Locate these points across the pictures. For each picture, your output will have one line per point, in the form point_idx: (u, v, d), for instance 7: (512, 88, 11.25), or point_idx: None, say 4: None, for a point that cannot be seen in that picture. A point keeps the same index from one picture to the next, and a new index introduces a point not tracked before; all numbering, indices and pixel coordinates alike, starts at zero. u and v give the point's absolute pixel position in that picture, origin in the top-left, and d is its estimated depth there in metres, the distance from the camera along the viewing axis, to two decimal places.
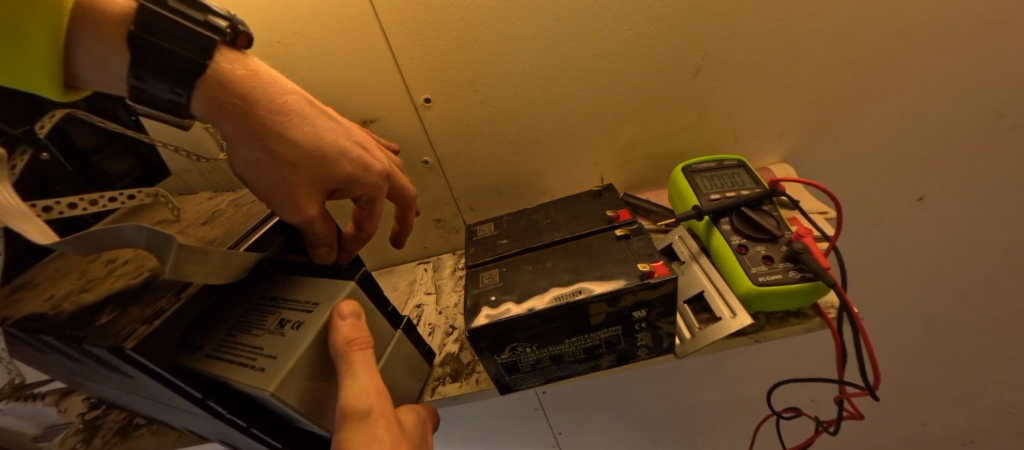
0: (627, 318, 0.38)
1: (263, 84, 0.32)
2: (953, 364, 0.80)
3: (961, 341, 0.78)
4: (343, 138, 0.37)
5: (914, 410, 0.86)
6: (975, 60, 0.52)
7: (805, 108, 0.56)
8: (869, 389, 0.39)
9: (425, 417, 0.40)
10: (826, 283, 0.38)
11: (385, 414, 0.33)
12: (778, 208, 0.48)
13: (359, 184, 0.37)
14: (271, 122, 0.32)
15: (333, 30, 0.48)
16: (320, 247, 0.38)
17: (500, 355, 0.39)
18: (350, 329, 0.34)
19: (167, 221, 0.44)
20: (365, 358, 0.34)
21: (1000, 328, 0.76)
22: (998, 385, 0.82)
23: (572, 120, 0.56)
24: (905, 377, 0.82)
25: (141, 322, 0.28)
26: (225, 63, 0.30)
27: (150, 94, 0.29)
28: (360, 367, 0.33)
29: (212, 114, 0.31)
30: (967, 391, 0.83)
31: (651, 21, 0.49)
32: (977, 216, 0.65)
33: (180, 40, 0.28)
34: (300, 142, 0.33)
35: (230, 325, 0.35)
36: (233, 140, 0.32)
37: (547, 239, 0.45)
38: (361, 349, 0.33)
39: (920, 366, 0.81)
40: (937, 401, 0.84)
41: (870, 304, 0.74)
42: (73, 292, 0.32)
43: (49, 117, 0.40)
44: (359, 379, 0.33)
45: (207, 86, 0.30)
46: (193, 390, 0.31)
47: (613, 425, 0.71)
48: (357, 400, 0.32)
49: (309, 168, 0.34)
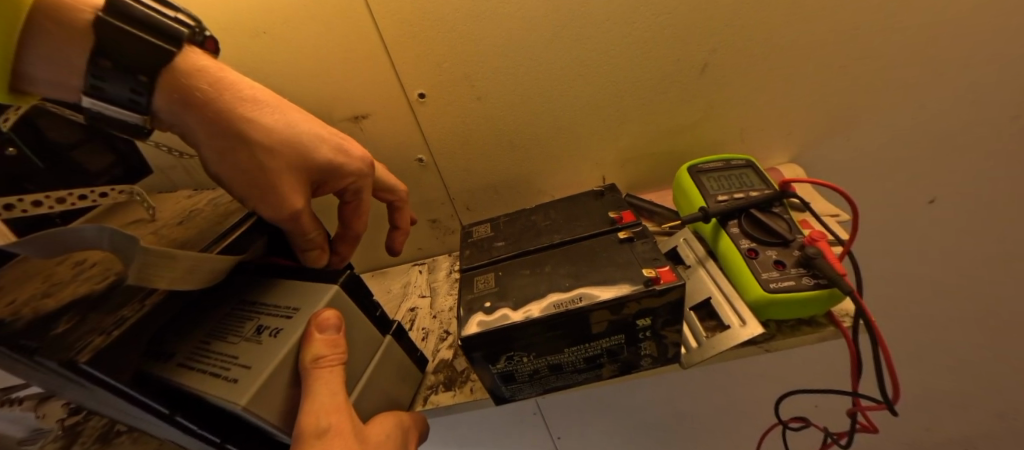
0: (630, 327, 0.36)
1: (231, 76, 0.30)
2: (963, 369, 0.78)
3: (971, 348, 0.76)
4: (320, 128, 0.35)
5: (921, 416, 0.84)
6: (996, 56, 0.49)
7: (816, 106, 0.54)
8: (886, 403, 0.37)
9: (408, 426, 0.38)
10: (842, 291, 0.36)
11: (341, 438, 0.30)
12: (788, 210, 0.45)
13: (344, 173, 0.36)
14: (243, 111, 0.30)
15: (321, 21, 0.46)
16: (312, 249, 0.36)
17: (495, 365, 0.37)
18: (322, 343, 0.31)
19: (142, 221, 0.42)
20: (330, 376, 0.31)
21: (1014, 333, 0.74)
22: (1010, 392, 0.80)
23: (571, 118, 0.54)
24: (913, 383, 0.80)
25: (99, 333, 0.26)
26: (189, 53, 0.29)
27: (113, 93, 0.27)
28: (322, 386, 0.30)
29: (177, 105, 0.28)
30: (976, 398, 0.81)
31: (655, 12, 0.46)
32: (992, 219, 0.63)
33: (144, 29, 0.26)
34: (276, 129, 0.31)
35: (204, 332, 0.33)
36: (202, 134, 0.29)
37: (546, 242, 0.43)
38: (326, 362, 0.31)
39: (929, 371, 0.79)
40: (945, 408, 0.82)
41: (878, 308, 0.72)
42: (33, 297, 0.30)
43: (14, 111, 0.39)
44: (319, 400, 0.30)
45: (169, 78, 0.28)
46: (159, 406, 0.28)
47: (613, 430, 0.69)
48: (312, 421, 0.29)
49: (290, 156, 0.32)
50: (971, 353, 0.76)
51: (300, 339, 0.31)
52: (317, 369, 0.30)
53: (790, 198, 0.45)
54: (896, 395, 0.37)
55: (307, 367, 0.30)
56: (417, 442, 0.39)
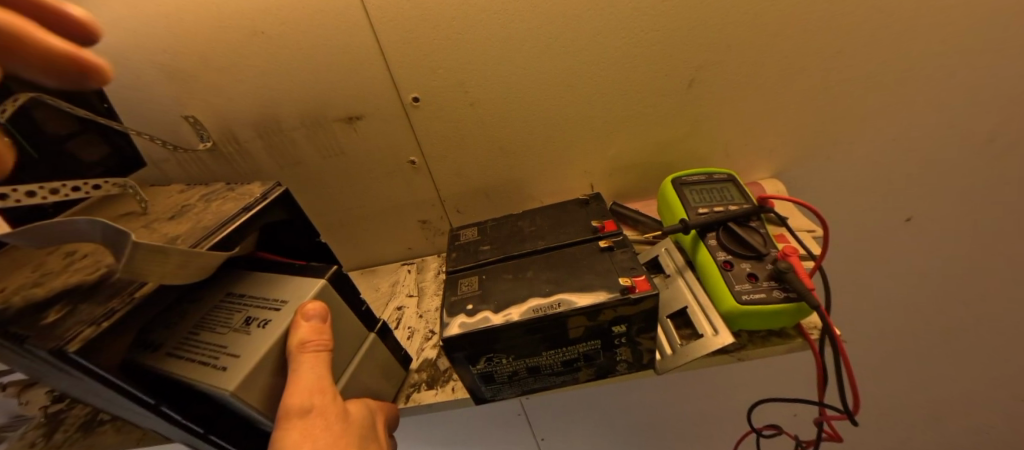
0: (606, 333, 0.37)
1: None
2: (935, 382, 0.80)
3: (943, 363, 0.78)
4: None
5: (894, 427, 0.86)
6: (970, 83, 0.52)
7: (799, 123, 0.55)
8: (848, 413, 0.38)
9: (381, 409, 0.39)
10: (810, 305, 0.37)
11: (321, 420, 0.31)
12: (765, 224, 0.47)
13: None
14: None
15: (318, 24, 0.47)
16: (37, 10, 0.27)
17: (476, 365, 0.38)
18: (309, 330, 0.32)
19: (133, 215, 0.43)
20: (316, 360, 0.32)
21: (984, 350, 0.76)
22: (978, 406, 0.82)
23: (562, 126, 0.56)
24: (887, 395, 0.82)
25: (89, 323, 0.27)
26: None
27: None
28: (309, 368, 0.31)
29: None
30: (948, 411, 0.84)
31: (646, 28, 0.48)
32: (964, 239, 0.65)
33: None
34: None
35: (193, 322, 0.34)
36: None
37: (530, 247, 0.44)
38: (313, 347, 0.32)
39: (902, 384, 0.81)
40: (919, 420, 0.85)
41: (854, 321, 0.74)
42: (24, 285, 0.31)
43: (12, 102, 0.38)
44: (303, 381, 0.31)
45: None
46: (147, 397, 0.30)
47: (594, 433, 0.70)
48: (297, 399, 0.30)
49: None
50: (944, 368, 0.79)
51: (291, 323, 0.32)
52: (303, 354, 0.31)
53: (767, 213, 0.46)
54: (857, 406, 0.39)
55: (295, 349, 0.31)
56: (388, 428, 0.40)
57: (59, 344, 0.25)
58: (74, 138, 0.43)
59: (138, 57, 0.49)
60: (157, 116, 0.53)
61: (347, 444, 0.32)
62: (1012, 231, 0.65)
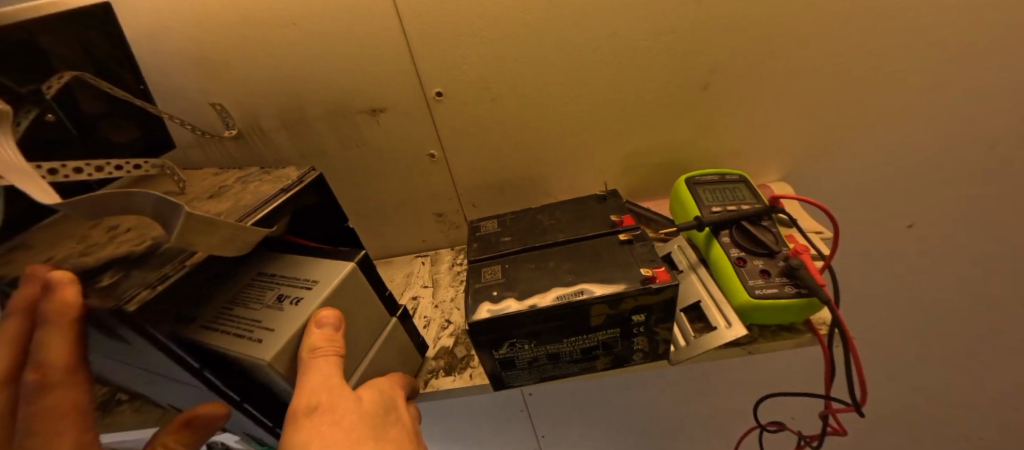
0: (625, 322, 0.39)
1: None
2: (931, 386, 0.82)
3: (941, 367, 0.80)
4: None
5: (887, 430, 0.88)
6: (974, 92, 0.54)
7: (807, 128, 0.57)
8: (855, 406, 0.40)
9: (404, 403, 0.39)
10: (821, 300, 0.39)
11: (330, 417, 0.31)
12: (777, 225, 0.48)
13: None
14: None
15: (346, 14, 0.48)
16: None
17: (498, 350, 0.40)
18: (319, 336, 0.32)
19: (173, 194, 0.44)
20: (325, 365, 0.31)
21: (980, 355, 0.78)
22: (973, 411, 0.84)
23: (579, 123, 0.57)
24: (883, 397, 0.84)
25: (144, 285, 0.29)
26: None
27: None
28: (318, 373, 0.31)
29: None
30: (944, 416, 0.85)
31: (664, 30, 0.49)
32: (964, 245, 0.67)
33: None
34: None
35: (226, 297, 0.35)
36: None
37: (550, 239, 0.46)
38: (321, 351, 0.31)
39: (899, 387, 0.83)
40: (916, 421, 0.87)
41: (854, 323, 0.76)
42: (72, 255, 0.34)
43: (58, 79, 0.40)
44: (309, 383, 0.31)
45: None
46: (191, 360, 0.32)
47: (597, 430, 0.71)
48: (304, 399, 0.30)
49: None
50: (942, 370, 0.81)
51: (306, 326, 0.32)
52: (314, 359, 0.31)
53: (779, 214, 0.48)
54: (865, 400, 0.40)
55: (306, 354, 0.31)
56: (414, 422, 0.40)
57: (121, 303, 0.28)
58: (105, 119, 0.45)
59: (167, 39, 0.49)
60: (184, 103, 0.54)
61: (358, 438, 0.31)
62: (1010, 239, 0.67)
